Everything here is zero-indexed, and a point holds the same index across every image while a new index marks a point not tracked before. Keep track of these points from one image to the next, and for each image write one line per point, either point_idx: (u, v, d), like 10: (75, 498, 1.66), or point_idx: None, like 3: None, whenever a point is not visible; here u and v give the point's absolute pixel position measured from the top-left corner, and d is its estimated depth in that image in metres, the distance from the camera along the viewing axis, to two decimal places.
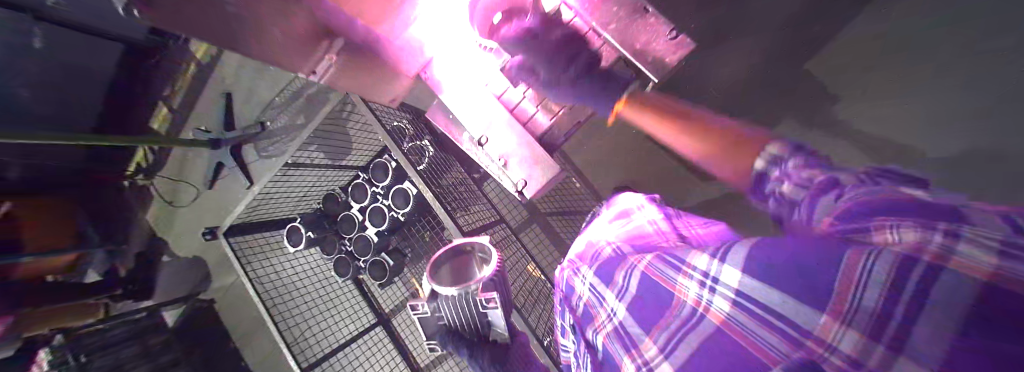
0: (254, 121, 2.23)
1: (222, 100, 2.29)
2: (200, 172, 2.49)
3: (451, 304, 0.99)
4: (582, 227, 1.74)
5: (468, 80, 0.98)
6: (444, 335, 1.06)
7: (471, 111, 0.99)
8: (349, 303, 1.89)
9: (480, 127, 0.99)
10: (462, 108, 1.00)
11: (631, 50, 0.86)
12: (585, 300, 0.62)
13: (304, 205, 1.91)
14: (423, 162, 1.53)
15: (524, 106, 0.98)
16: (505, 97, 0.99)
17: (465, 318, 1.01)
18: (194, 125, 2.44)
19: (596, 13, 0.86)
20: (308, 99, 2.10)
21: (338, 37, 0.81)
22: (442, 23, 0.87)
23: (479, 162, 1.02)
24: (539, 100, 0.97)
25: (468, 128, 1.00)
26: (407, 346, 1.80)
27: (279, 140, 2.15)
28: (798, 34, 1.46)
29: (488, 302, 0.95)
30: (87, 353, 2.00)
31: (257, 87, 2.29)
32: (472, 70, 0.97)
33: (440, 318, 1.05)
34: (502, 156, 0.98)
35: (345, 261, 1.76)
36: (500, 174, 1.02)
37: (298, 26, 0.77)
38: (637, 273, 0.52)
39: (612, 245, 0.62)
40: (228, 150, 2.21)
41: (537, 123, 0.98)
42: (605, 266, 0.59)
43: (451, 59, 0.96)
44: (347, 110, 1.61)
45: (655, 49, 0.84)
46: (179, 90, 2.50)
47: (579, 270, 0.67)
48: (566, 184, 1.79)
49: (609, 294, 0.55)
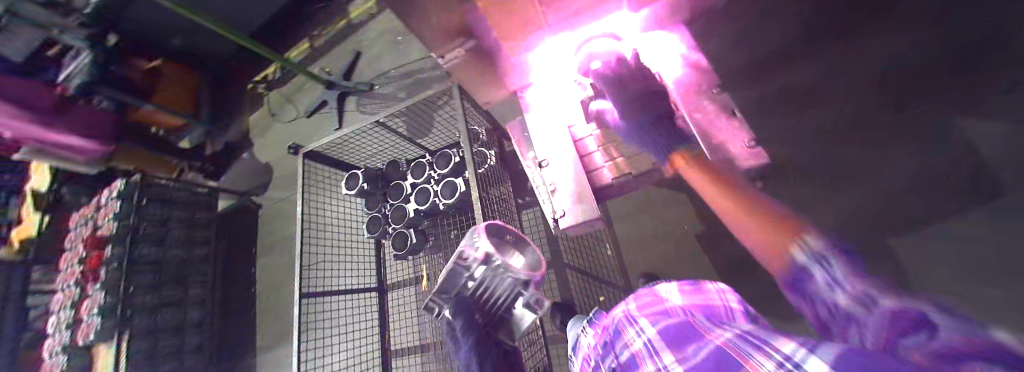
0: (366, 80, 2.61)
1: (352, 54, 2.72)
2: (307, 100, 2.93)
3: (496, 273, 1.14)
4: (598, 294, 1.71)
5: (554, 109, 1.06)
6: (461, 298, 1.21)
7: (544, 136, 1.03)
8: (364, 260, 2.04)
9: (546, 151, 1.02)
10: (538, 128, 1.05)
11: (706, 143, 0.85)
12: (634, 351, 0.63)
13: (370, 162, 2.17)
14: (482, 167, 1.66)
15: (587, 142, 1.03)
16: (573, 129, 1.04)
17: (497, 297, 1.18)
18: (322, 64, 2.91)
19: (685, 99, 0.91)
20: (415, 80, 2.42)
21: (472, 39, 0.98)
22: (552, 59, 1.04)
23: (531, 182, 1.04)
24: (602, 142, 1.01)
25: (535, 148, 1.04)
26: (388, 322, 1.93)
27: (379, 103, 2.52)
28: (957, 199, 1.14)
29: (536, 303, 1.10)
30: (149, 199, 2.31)
31: (380, 54, 2.65)
32: (560, 102, 1.06)
33: (472, 285, 1.19)
34: (554, 185, 0.98)
35: (379, 221, 1.92)
36: (544, 199, 1.01)
37: (451, 19, 0.93)
38: (711, 347, 0.49)
39: (688, 317, 0.61)
40: (337, 93, 2.63)
41: (591, 160, 1.01)
42: (676, 330, 0.58)
43: (548, 89, 1.07)
44: (442, 101, 1.86)
45: (731, 150, 0.83)
46: (325, 35, 3.02)
47: (639, 325, 0.67)
48: (599, 248, 1.80)
49: (668, 353, 0.53)
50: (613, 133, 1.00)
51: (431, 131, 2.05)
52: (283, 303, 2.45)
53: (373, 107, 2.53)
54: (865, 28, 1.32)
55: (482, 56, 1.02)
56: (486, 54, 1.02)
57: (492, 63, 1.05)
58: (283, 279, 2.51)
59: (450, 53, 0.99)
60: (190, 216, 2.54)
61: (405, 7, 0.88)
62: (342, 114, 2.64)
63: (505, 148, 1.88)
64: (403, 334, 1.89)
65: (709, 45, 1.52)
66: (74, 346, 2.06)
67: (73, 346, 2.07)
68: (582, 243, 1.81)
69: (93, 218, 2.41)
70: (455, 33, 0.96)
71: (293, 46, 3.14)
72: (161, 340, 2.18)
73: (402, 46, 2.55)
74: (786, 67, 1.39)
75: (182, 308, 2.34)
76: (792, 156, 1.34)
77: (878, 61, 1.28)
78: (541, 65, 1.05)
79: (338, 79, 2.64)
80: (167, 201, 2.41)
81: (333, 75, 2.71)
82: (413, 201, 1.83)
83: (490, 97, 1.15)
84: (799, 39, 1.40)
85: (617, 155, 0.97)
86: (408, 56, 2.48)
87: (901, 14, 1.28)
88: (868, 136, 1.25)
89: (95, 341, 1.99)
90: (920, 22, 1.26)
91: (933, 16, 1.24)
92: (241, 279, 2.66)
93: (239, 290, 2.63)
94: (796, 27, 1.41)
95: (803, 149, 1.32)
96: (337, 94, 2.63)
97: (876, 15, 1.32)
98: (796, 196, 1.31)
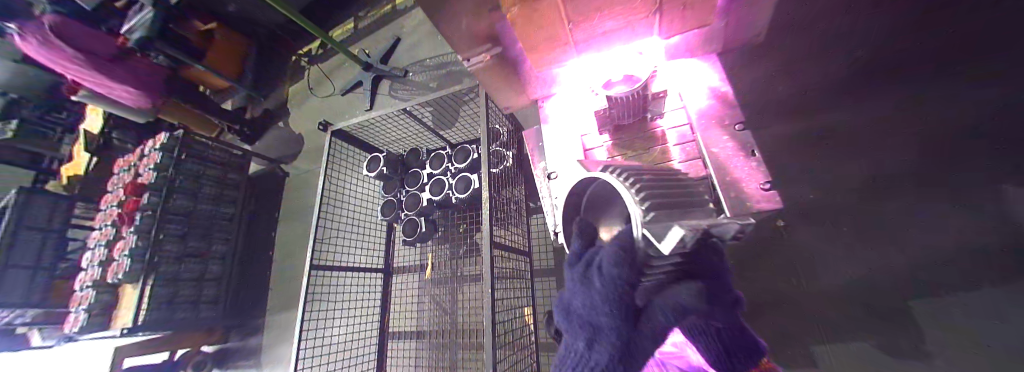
0: (401, 67, 2.69)
1: (392, 40, 2.79)
2: (343, 80, 3.04)
3: None
4: None
5: (571, 122, 1.06)
6: None
7: (556, 148, 1.05)
8: (375, 241, 2.12)
9: (558, 163, 1.04)
10: (553, 138, 1.06)
11: (721, 180, 0.82)
12: None
13: (392, 147, 2.25)
14: (499, 166, 1.70)
15: (597, 153, 1.02)
16: (585, 140, 1.04)
17: None
18: (361, 47, 3.00)
19: (706, 128, 0.89)
20: (446, 72, 2.48)
21: (498, 46, 0.94)
22: (578, 74, 1.00)
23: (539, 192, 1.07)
24: (613, 154, 1.01)
25: (548, 159, 1.06)
26: (389, 304, 2.00)
27: (410, 91, 2.59)
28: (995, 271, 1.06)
29: None
30: (185, 155, 2.46)
31: (418, 43, 2.71)
32: (577, 116, 1.06)
33: None
34: (558, 198, 1.01)
35: (393, 205, 1.97)
36: (548, 210, 1.06)
37: (480, 28, 0.88)
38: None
39: None
40: (371, 76, 2.72)
41: None
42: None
43: (567, 102, 1.08)
44: (470, 97, 1.89)
45: (742, 190, 0.80)
46: (368, 18, 3.12)
47: None
48: None
49: None
50: (626, 146, 1.00)
51: (454, 124, 2.09)
52: (295, 270, 2.58)
53: (404, 93, 2.61)
54: (910, 78, 1.25)
55: (507, 61, 0.99)
56: (510, 63, 1.00)
57: (514, 69, 1.03)
58: (297, 247, 2.64)
59: (475, 57, 0.98)
60: (222, 175, 2.70)
61: (434, 13, 0.84)
62: (374, 96, 2.72)
63: (524, 149, 1.91)
64: (402, 317, 1.96)
65: (744, 75, 1.49)
66: (105, 282, 2.25)
67: (104, 281, 2.25)
68: None
69: (135, 166, 2.61)
70: (482, 40, 0.92)
71: (338, 26, 3.27)
72: (181, 288, 2.34)
73: (440, 38, 2.60)
74: (820, 107, 1.34)
75: (203, 261, 2.49)
76: (813, 200, 1.29)
77: (919, 115, 1.22)
78: (564, 75, 1.02)
79: (375, 62, 2.73)
80: (203, 160, 2.58)
81: (370, 58, 2.79)
82: (427, 191, 1.88)
83: (511, 101, 1.19)
84: (842, 81, 1.34)
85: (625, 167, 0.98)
86: (444, 48, 2.53)
87: (951, 67, 1.21)
88: (896, 190, 1.20)
89: (123, 280, 2.16)
90: (971, 79, 1.18)
91: (989, 73, 1.16)
92: (260, 241, 2.81)
93: (258, 251, 2.79)
94: (837, 67, 1.35)
95: (826, 194, 1.27)
96: (372, 78, 2.72)
97: (924, 65, 1.25)
98: (812, 242, 1.26)
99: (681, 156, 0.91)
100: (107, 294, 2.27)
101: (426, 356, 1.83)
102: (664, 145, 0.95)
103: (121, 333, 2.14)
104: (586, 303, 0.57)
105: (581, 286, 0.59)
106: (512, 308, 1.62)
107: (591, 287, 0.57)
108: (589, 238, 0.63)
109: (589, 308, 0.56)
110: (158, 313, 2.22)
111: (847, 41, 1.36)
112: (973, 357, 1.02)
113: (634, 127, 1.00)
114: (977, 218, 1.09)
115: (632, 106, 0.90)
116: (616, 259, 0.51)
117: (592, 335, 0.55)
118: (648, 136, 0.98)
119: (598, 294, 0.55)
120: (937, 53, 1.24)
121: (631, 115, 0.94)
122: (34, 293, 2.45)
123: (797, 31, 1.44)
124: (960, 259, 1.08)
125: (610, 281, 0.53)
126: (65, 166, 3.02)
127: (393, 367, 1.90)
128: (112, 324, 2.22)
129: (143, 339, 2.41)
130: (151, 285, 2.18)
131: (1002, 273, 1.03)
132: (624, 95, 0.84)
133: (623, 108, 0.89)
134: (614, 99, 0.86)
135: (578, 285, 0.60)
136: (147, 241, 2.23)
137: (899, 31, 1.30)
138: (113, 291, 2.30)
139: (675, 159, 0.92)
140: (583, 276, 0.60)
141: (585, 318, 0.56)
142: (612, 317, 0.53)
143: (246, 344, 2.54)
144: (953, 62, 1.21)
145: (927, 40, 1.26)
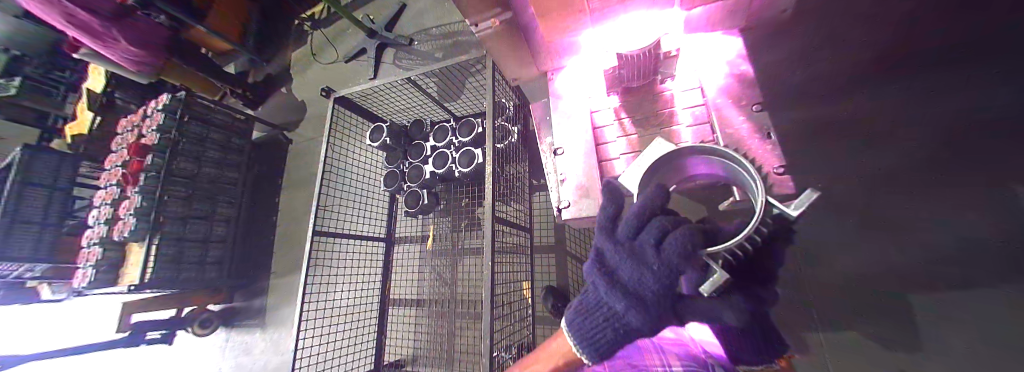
0: (406, 34, 2.60)
1: (398, 6, 2.68)
2: (347, 46, 2.95)
3: None
4: None
5: (578, 90, 1.04)
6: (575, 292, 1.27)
7: (564, 120, 1.03)
8: (377, 210, 2.13)
9: (564, 139, 1.02)
10: (560, 107, 1.04)
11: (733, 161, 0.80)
12: None
13: (396, 117, 2.22)
14: (505, 142, 1.69)
15: (603, 115, 1.02)
16: (595, 113, 1.03)
17: None
18: (366, 11, 2.90)
19: (723, 106, 0.87)
20: (453, 43, 2.41)
21: (507, 12, 0.91)
22: (589, 43, 0.97)
23: (545, 168, 1.06)
24: (620, 117, 1.00)
25: (554, 134, 1.04)
26: (390, 275, 2.03)
27: (414, 61, 2.53)
28: (1002, 263, 1.05)
29: None
30: (189, 116, 2.44)
31: (424, 10, 2.60)
32: (586, 83, 1.04)
33: None
34: (564, 174, 1.00)
35: (395, 176, 1.96)
36: (553, 186, 1.04)
37: None
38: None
39: None
40: (376, 43, 2.65)
41: (601, 134, 1.01)
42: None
43: (578, 70, 1.04)
44: (476, 69, 1.85)
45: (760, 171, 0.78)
46: None
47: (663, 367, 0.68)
48: None
49: None
50: (633, 109, 0.99)
51: (459, 96, 2.07)
52: (299, 235, 2.62)
53: (409, 63, 2.55)
54: (942, 78, 1.21)
55: (516, 27, 0.96)
56: (520, 29, 0.96)
57: (523, 37, 0.99)
58: (301, 214, 2.67)
59: (484, 22, 0.96)
60: (226, 139, 2.70)
61: None
62: (378, 64, 2.65)
63: (527, 124, 1.88)
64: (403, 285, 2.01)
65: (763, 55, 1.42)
66: (112, 239, 2.30)
67: (110, 239, 2.30)
68: (585, 233, 1.82)
69: (138, 126, 2.59)
70: (491, 4, 0.89)
71: None
72: (190, 249, 2.41)
73: (447, 5, 2.49)
74: (844, 99, 1.30)
75: (209, 223, 2.54)
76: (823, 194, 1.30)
77: (944, 115, 1.19)
78: (578, 45, 0.98)
79: (381, 28, 2.64)
80: (206, 123, 2.56)
81: (375, 24, 2.70)
82: (431, 163, 1.88)
83: (518, 72, 1.15)
84: (863, 67, 1.30)
85: (632, 129, 0.97)
86: (451, 17, 2.43)
87: (983, 71, 1.18)
88: (907, 181, 1.18)
89: (130, 239, 2.20)
90: (1000, 85, 1.15)
91: (1019, 80, 1.14)
92: (264, 207, 2.85)
93: (262, 217, 2.83)
94: (865, 55, 1.30)
95: (840, 186, 1.24)
96: (377, 45, 2.64)
97: (954, 63, 1.21)
98: (823, 232, 1.24)
99: (689, 121, 0.91)
100: (114, 251, 2.33)
101: (425, 323, 1.89)
102: (672, 109, 0.94)
103: (129, 289, 2.21)
104: (630, 276, 0.60)
105: (627, 258, 0.60)
106: (509, 282, 1.65)
107: (643, 262, 0.58)
108: (655, 205, 0.58)
109: (634, 281, 0.59)
110: (164, 272, 2.28)
111: (879, 30, 1.31)
112: (962, 353, 1.04)
113: (643, 90, 0.98)
114: (988, 223, 1.08)
115: (643, 68, 0.86)
116: (688, 247, 0.50)
117: (630, 304, 0.61)
118: (656, 100, 0.96)
119: (648, 272, 0.57)
120: (970, 55, 1.20)
121: (640, 78, 0.92)
122: (43, 248, 2.50)
123: (828, 14, 1.37)
124: (964, 261, 1.09)
125: (667, 267, 0.54)
126: (69, 125, 3.02)
127: (393, 332, 1.96)
128: (119, 281, 2.30)
129: (151, 296, 2.50)
130: (157, 245, 2.22)
131: (1003, 275, 1.04)
132: (634, 54, 0.81)
133: (632, 68, 0.86)
134: (624, 57, 0.82)
135: (623, 256, 0.60)
136: (152, 202, 2.25)
137: (932, 25, 1.25)
138: (120, 249, 2.36)
139: (681, 123, 0.92)
140: (633, 249, 0.59)
141: (630, 289, 0.60)
142: (656, 295, 0.57)
143: (250, 305, 2.62)
144: (986, 68, 1.18)
145: (964, 41, 1.21)
